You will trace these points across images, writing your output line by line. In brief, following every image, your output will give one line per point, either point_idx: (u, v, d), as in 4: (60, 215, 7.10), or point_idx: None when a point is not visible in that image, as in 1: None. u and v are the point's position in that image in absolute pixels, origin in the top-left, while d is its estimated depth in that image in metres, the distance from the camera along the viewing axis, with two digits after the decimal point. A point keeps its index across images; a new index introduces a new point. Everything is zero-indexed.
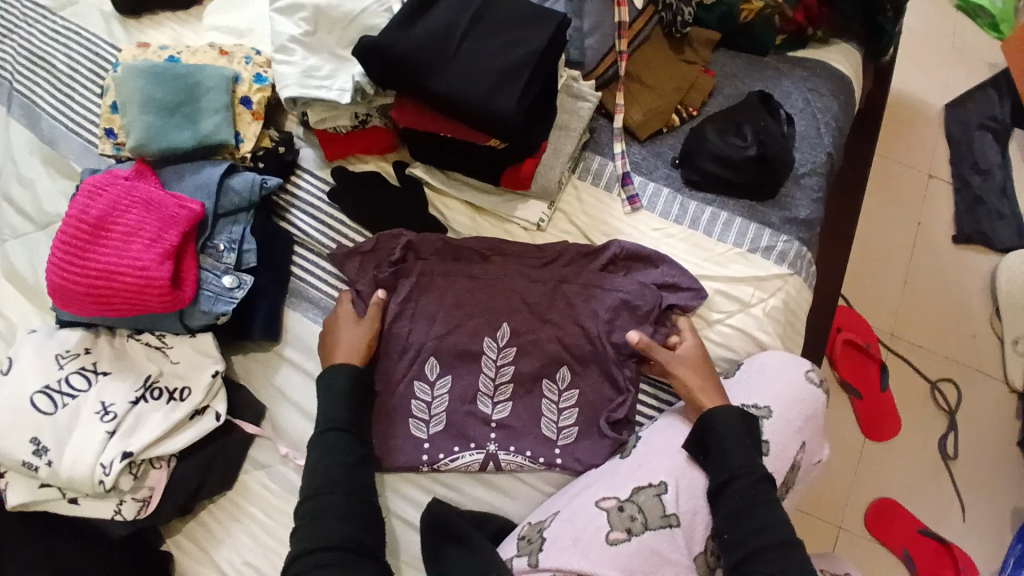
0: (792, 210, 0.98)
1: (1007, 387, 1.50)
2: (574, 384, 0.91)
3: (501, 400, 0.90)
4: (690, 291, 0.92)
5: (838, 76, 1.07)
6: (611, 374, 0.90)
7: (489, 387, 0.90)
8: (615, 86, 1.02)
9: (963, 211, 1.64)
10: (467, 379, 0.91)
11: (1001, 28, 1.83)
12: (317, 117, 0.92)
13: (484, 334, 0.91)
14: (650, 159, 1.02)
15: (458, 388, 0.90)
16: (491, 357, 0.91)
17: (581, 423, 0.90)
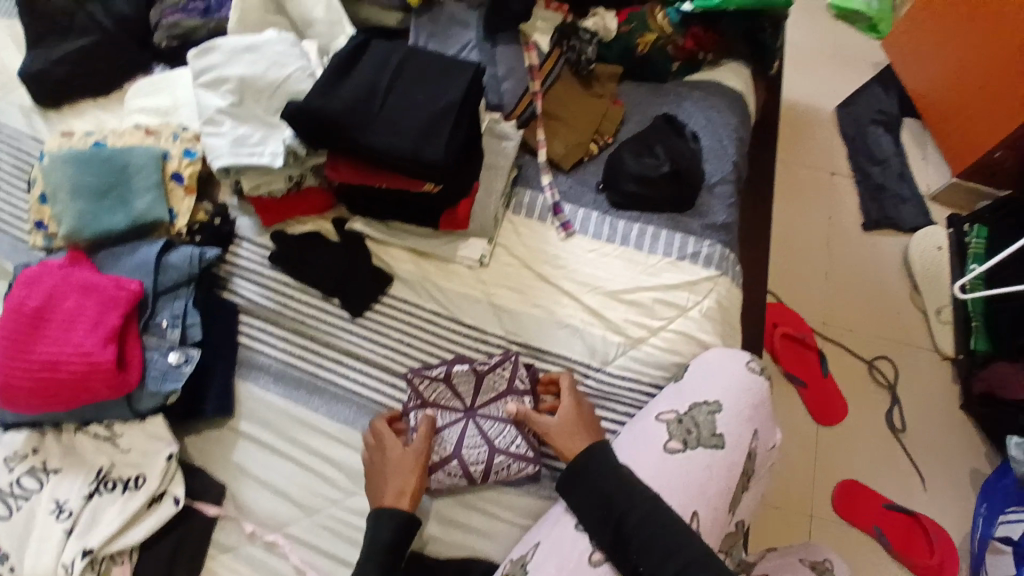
0: (710, 216, 1.07)
1: (939, 355, 1.62)
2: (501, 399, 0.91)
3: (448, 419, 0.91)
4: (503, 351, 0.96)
5: (731, 95, 1.16)
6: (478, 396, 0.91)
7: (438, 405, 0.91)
8: (535, 124, 1.06)
9: (869, 200, 1.82)
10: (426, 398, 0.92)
11: (879, 28, 2.07)
12: (252, 183, 0.95)
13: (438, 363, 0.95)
14: (577, 187, 1.08)
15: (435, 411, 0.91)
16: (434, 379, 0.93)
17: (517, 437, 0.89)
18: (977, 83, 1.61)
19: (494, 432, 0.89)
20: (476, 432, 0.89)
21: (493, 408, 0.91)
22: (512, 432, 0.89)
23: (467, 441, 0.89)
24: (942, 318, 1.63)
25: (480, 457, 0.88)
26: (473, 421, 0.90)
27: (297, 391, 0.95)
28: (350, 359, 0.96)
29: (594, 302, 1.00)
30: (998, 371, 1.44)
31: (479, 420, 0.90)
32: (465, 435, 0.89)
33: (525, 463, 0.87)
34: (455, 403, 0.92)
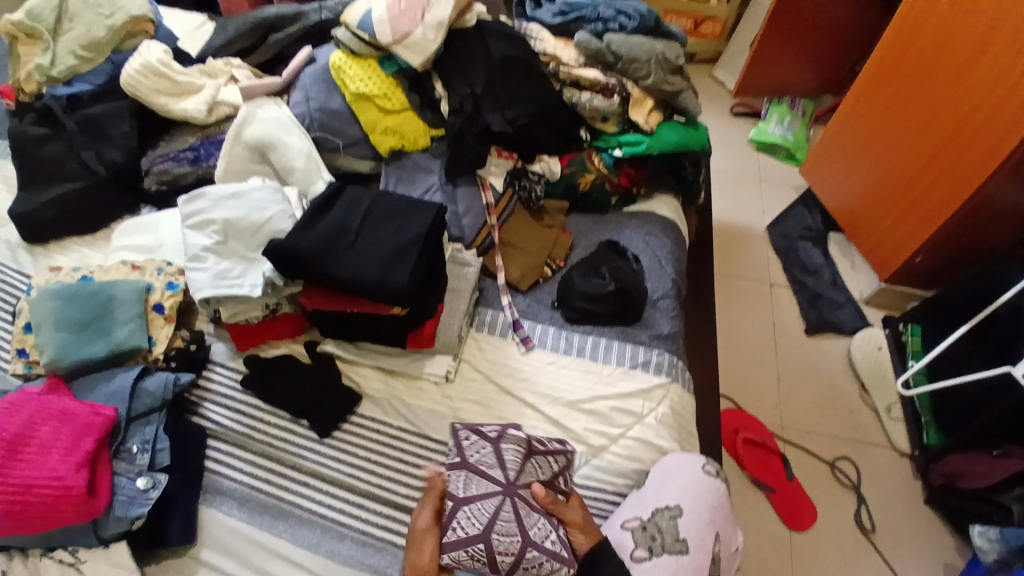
0: (656, 327, 1.17)
1: (896, 451, 1.73)
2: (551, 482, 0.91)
3: (491, 492, 0.86)
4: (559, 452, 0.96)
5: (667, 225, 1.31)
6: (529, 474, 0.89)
7: (486, 468, 0.88)
8: (494, 251, 1.19)
9: (807, 307, 2.01)
10: (476, 459, 0.89)
11: (797, 157, 2.38)
12: (229, 312, 1.02)
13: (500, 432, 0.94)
14: (534, 305, 1.19)
15: (474, 475, 0.88)
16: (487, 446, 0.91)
17: (555, 531, 0.85)
18: (889, 194, 1.84)
19: (534, 521, 0.85)
20: (511, 513, 0.84)
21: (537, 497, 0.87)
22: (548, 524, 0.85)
23: (502, 521, 0.83)
24: (893, 415, 1.76)
25: (513, 546, 0.82)
26: (512, 499, 0.86)
27: (262, 516, 0.94)
28: (317, 480, 0.98)
29: (555, 412, 1.06)
30: (952, 461, 1.55)
31: (518, 500, 0.86)
32: (507, 514, 0.84)
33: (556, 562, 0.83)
34: (498, 473, 0.88)
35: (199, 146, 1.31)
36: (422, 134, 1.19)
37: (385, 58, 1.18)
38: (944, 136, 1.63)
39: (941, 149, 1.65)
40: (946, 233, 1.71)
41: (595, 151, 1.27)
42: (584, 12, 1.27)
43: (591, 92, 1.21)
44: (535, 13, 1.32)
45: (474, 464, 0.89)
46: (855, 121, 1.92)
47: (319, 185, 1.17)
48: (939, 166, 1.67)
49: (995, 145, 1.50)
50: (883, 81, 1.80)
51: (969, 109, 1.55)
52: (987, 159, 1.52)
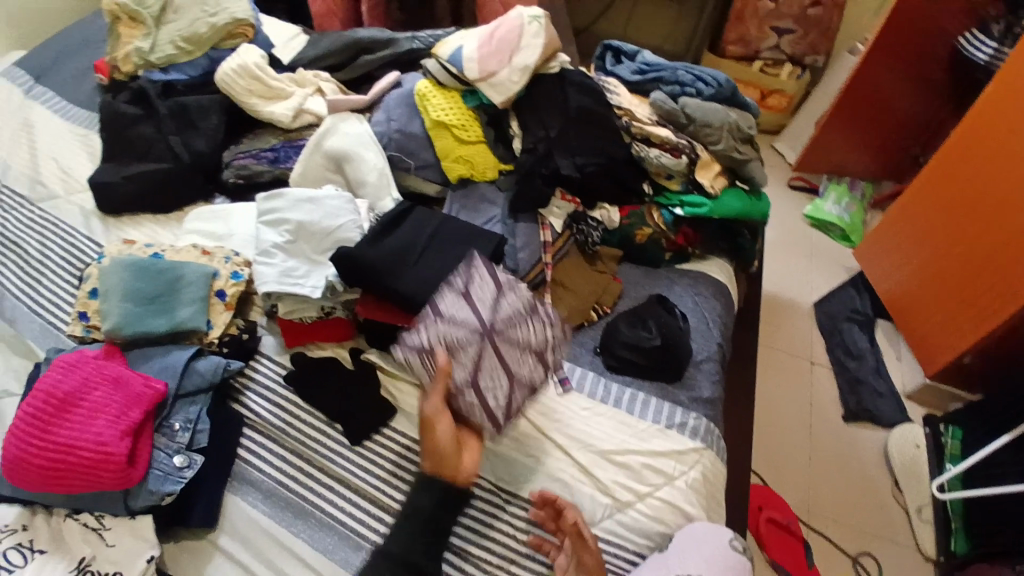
0: (697, 390, 1.16)
1: (922, 556, 1.64)
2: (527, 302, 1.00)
3: (466, 312, 0.96)
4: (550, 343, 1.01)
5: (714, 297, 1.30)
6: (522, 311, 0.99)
7: (473, 300, 0.97)
8: (544, 288, 1.19)
9: (847, 391, 1.96)
10: (469, 294, 0.98)
11: (852, 238, 2.35)
12: (287, 307, 1.05)
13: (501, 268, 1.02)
14: (576, 348, 1.19)
15: (460, 306, 0.97)
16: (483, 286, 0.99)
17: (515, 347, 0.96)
18: (947, 287, 1.79)
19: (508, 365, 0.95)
20: (486, 358, 0.94)
21: (508, 349, 0.96)
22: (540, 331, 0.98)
23: (479, 360, 0.94)
24: (923, 517, 1.67)
25: (473, 374, 0.93)
26: (487, 342, 0.94)
27: (283, 513, 0.95)
28: (342, 486, 0.98)
29: (584, 458, 1.04)
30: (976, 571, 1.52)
31: (496, 340, 0.95)
32: (480, 349, 0.94)
33: (495, 415, 0.93)
34: (483, 313, 0.96)
35: (280, 148, 1.37)
36: (491, 167, 1.23)
37: (468, 92, 1.23)
38: (1013, 234, 1.59)
39: (1004, 249, 1.62)
40: (997, 336, 1.65)
41: (656, 208, 1.28)
42: (663, 73, 1.30)
43: (660, 149, 1.24)
44: (614, 67, 1.35)
45: (471, 294, 0.97)
46: (919, 208, 1.89)
47: (387, 203, 1.23)
48: (1005, 263, 1.61)
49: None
50: (953, 174, 1.78)
51: None
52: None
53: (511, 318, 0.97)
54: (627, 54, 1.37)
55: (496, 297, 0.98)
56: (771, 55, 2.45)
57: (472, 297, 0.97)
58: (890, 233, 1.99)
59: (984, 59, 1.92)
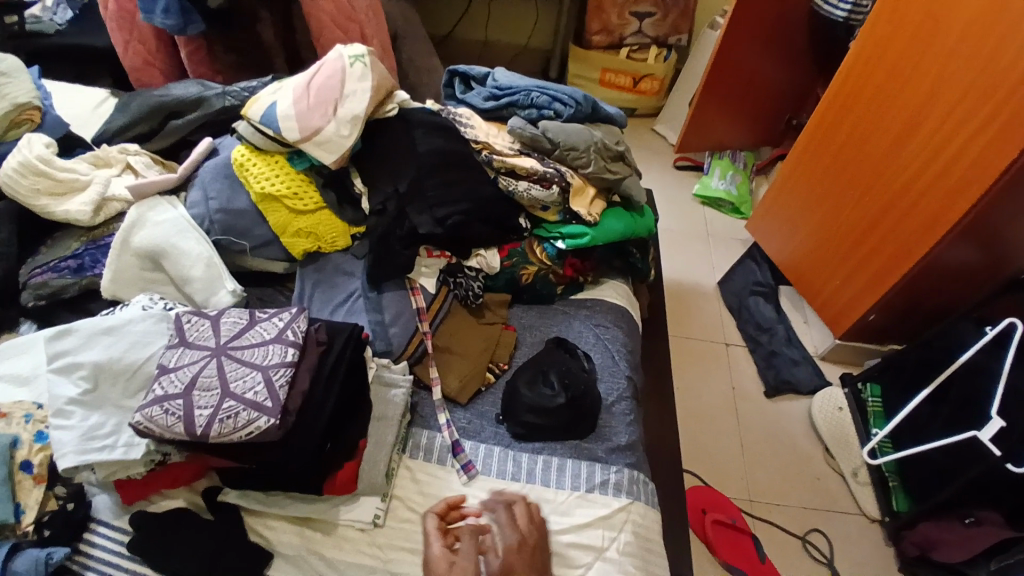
0: (613, 439, 1.06)
1: (866, 517, 1.68)
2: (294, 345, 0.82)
3: (233, 398, 0.76)
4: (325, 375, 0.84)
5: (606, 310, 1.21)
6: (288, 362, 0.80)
7: (238, 389, 0.77)
8: (427, 360, 1.05)
9: (764, 366, 1.95)
10: (232, 385, 0.78)
11: (743, 210, 2.38)
12: (106, 472, 0.83)
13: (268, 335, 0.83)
14: (476, 420, 1.05)
15: (224, 395, 0.77)
16: (244, 373, 0.79)
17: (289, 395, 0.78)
18: (843, 246, 1.80)
19: (244, 363, 0.80)
20: (215, 372, 0.79)
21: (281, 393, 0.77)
22: (281, 349, 0.80)
23: (201, 379, 0.78)
24: (860, 480, 1.70)
25: (208, 402, 0.76)
26: (261, 395, 0.76)
27: None
28: None
29: None
30: (925, 530, 1.52)
31: (225, 359, 0.80)
32: (209, 372, 0.79)
33: (257, 412, 0.75)
34: (252, 382, 0.77)
35: (83, 252, 1.11)
36: (341, 233, 1.05)
37: (295, 153, 1.04)
38: (899, 190, 1.59)
39: (890, 206, 1.63)
40: (896, 294, 1.68)
41: (537, 241, 1.17)
42: (518, 97, 1.16)
43: (528, 181, 1.11)
44: (464, 95, 1.22)
45: (231, 379, 0.78)
46: (807, 167, 1.88)
47: (222, 297, 1.02)
48: (893, 221, 1.63)
49: (943, 204, 1.48)
50: (832, 133, 1.78)
51: (923, 168, 1.52)
52: (935, 221, 1.51)
53: (242, 336, 0.84)
54: (477, 79, 1.24)
55: (217, 320, 0.86)
56: (635, 41, 2.40)
57: (189, 338, 0.83)
58: (781, 192, 1.99)
59: (844, 17, 1.92)
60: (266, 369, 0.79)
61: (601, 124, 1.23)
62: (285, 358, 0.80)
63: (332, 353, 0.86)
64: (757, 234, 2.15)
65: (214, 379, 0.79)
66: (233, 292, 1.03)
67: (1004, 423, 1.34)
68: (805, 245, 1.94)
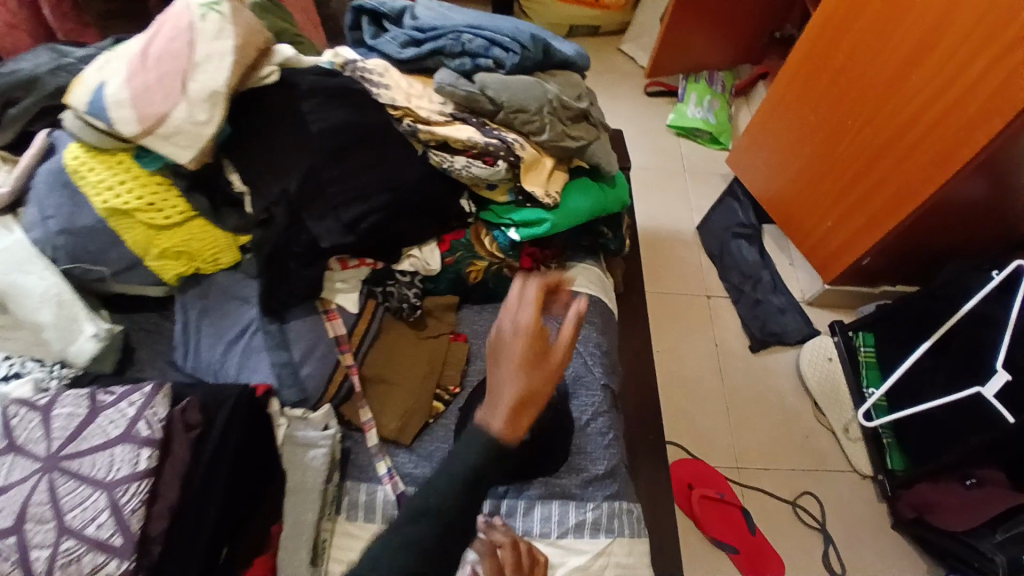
0: (589, 468, 0.89)
1: (859, 474, 1.60)
2: (145, 446, 0.62)
3: (69, 533, 0.59)
4: (198, 471, 0.65)
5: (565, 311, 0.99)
6: (137, 472, 0.61)
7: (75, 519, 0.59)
8: (356, 399, 0.84)
9: (750, 318, 1.80)
10: (68, 511, 0.59)
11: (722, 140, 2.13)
12: None
13: (112, 435, 0.62)
14: (424, 465, 0.85)
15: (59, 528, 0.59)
16: (82, 496, 0.60)
17: (147, 516, 0.60)
18: (838, 184, 1.60)
19: (83, 480, 0.61)
20: (47, 495, 0.60)
21: (133, 516, 0.59)
22: (130, 457, 0.61)
23: (30, 508, 0.60)
24: (852, 436, 1.62)
25: (41, 540, 0.58)
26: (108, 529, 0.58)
27: None
28: None
29: None
30: (922, 492, 1.43)
31: (59, 475, 0.61)
32: (37, 495, 0.60)
33: (104, 552, 0.58)
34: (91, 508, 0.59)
35: None
36: (225, 248, 0.81)
37: (143, 150, 0.78)
38: (906, 119, 1.38)
39: (893, 138, 1.42)
40: (896, 236, 1.51)
41: (484, 226, 0.94)
42: (442, 41, 0.89)
43: (466, 156, 0.86)
44: (377, 41, 0.94)
45: (66, 503, 0.60)
46: (799, 93, 1.64)
47: (83, 345, 0.78)
48: (898, 154, 1.42)
49: (959, 137, 1.28)
50: (828, 52, 1.52)
51: (937, 93, 1.30)
52: (947, 156, 1.31)
53: (82, 433, 0.63)
54: (391, 18, 0.94)
55: (50, 411, 0.65)
56: None
57: (14, 444, 0.63)
58: (767, 122, 1.76)
59: None
60: (111, 487, 0.60)
61: (555, 71, 0.97)
62: (136, 468, 0.61)
63: (210, 439, 0.67)
64: (738, 170, 1.93)
65: (38, 507, 0.60)
66: (96, 335, 0.78)
67: (1009, 378, 1.27)
68: (794, 182, 1.73)
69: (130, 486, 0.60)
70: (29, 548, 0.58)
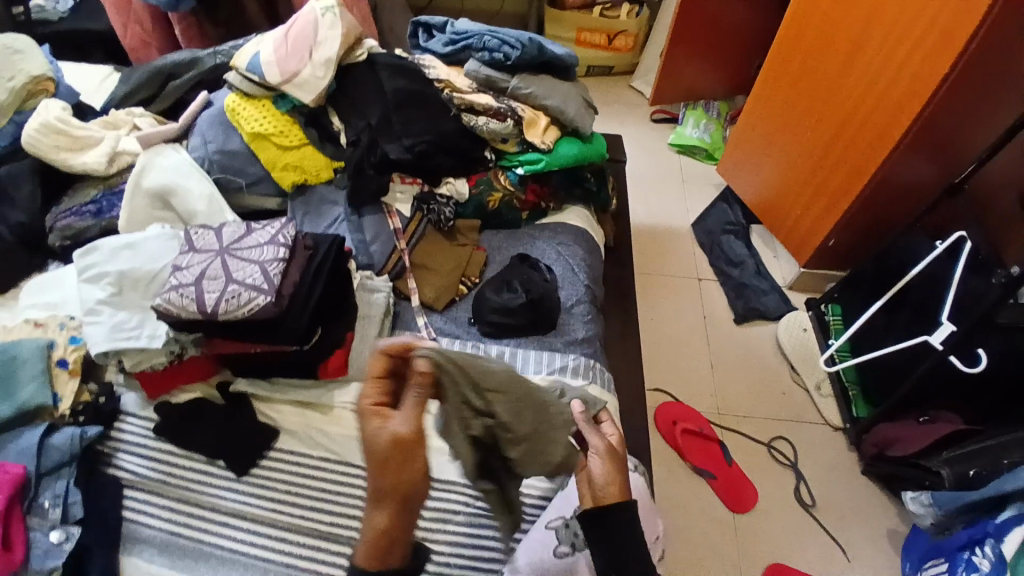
0: (571, 333, 1.21)
1: (830, 427, 1.83)
2: (285, 246, 0.96)
3: (233, 283, 0.91)
4: (311, 271, 0.98)
5: (529, 384, 0.84)
6: (279, 256, 0.95)
7: (238, 277, 0.92)
8: (406, 275, 1.21)
9: (735, 297, 2.09)
10: (234, 273, 0.92)
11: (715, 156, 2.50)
12: (132, 361, 0.99)
13: (264, 239, 0.97)
14: (451, 324, 1.21)
15: (228, 280, 0.91)
16: (243, 266, 0.93)
17: (284, 280, 0.93)
18: (806, 173, 1.91)
19: (244, 258, 0.94)
20: (220, 265, 0.94)
21: (276, 279, 0.92)
22: (273, 247, 0.95)
23: (209, 271, 0.93)
24: (822, 392, 1.86)
25: (216, 286, 0.91)
26: (261, 281, 0.91)
27: (183, 560, 0.96)
28: (236, 519, 0.99)
29: None
30: (883, 431, 1.66)
31: (229, 257, 0.95)
32: (213, 266, 0.93)
33: (256, 293, 0.90)
34: (250, 272, 0.92)
35: (101, 198, 1.28)
36: (325, 167, 1.21)
37: (279, 96, 1.20)
38: (852, 110, 1.70)
39: (845, 126, 1.74)
40: (856, 211, 1.80)
41: (501, 171, 1.31)
42: (472, 40, 1.30)
43: (486, 116, 1.25)
44: (428, 43, 1.36)
45: (233, 269, 0.93)
46: (769, 99, 1.98)
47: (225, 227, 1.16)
48: (849, 138, 1.74)
49: (894, 118, 1.59)
50: (789, 63, 1.88)
51: (875, 85, 1.62)
52: (887, 135, 1.62)
53: (243, 239, 0.98)
54: (437, 28, 1.38)
55: (220, 230, 1.00)
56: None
57: (200, 245, 0.98)
58: (746, 130, 2.11)
59: None
60: (263, 261, 0.93)
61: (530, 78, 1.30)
62: (278, 253, 0.95)
63: (317, 255, 1.00)
64: (727, 174, 2.27)
65: (213, 273, 0.93)
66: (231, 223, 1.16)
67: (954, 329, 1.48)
68: (770, 176, 2.06)
69: (273, 263, 0.93)
70: (206, 292, 0.90)
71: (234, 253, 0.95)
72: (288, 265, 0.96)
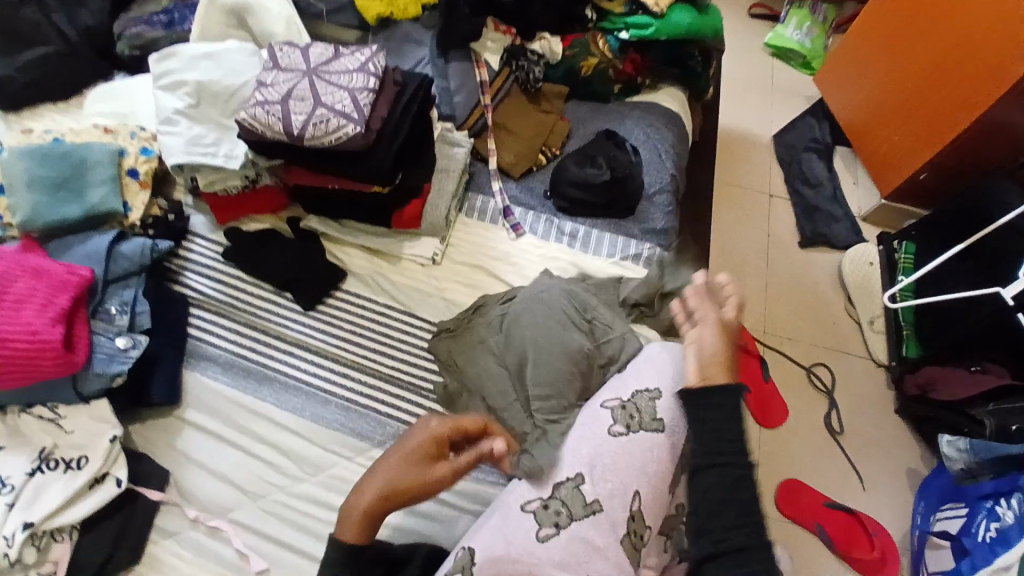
0: (650, 222, 1.14)
1: (874, 362, 1.78)
2: (374, 75, 0.93)
3: (321, 108, 0.89)
4: (400, 108, 0.95)
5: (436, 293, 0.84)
6: (369, 85, 0.92)
7: (327, 102, 0.89)
8: (486, 134, 1.15)
9: (803, 218, 1.97)
10: (322, 99, 0.90)
11: (813, 66, 2.26)
12: (206, 180, 0.99)
13: (353, 65, 0.93)
14: (525, 194, 1.15)
15: (315, 104, 0.89)
16: (331, 91, 0.91)
17: (372, 112, 0.91)
18: (907, 101, 1.73)
19: (332, 83, 0.91)
20: (308, 86, 0.91)
21: (366, 110, 0.89)
22: (363, 75, 0.91)
23: (296, 91, 0.90)
24: (875, 328, 1.79)
25: (304, 108, 0.89)
26: (350, 109, 0.89)
27: (246, 382, 0.98)
28: (299, 349, 1.01)
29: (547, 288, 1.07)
30: (929, 373, 1.60)
31: (316, 80, 0.92)
32: (301, 86, 0.91)
33: (346, 121, 0.88)
34: (339, 99, 0.90)
35: (173, 8, 1.19)
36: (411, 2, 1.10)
37: None
38: (980, 34, 1.51)
39: (967, 54, 1.55)
40: (953, 152, 1.64)
41: (600, 33, 1.20)
42: None
43: None
44: None
45: (321, 93, 0.90)
46: (888, 11, 1.76)
47: None
48: (967, 70, 1.55)
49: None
50: None
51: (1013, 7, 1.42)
52: (1009, 70, 1.44)
53: (332, 64, 0.95)
54: None
55: (305, 51, 0.96)
56: None
57: (287, 64, 0.94)
58: (852, 43, 1.89)
59: None
60: (353, 89, 0.91)
61: None
62: (368, 83, 0.91)
63: (406, 93, 0.97)
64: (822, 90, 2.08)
65: (301, 94, 0.90)
66: None
67: None
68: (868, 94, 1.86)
69: (363, 93, 0.90)
70: (295, 113, 0.88)
71: (322, 78, 0.92)
72: (378, 97, 0.93)
